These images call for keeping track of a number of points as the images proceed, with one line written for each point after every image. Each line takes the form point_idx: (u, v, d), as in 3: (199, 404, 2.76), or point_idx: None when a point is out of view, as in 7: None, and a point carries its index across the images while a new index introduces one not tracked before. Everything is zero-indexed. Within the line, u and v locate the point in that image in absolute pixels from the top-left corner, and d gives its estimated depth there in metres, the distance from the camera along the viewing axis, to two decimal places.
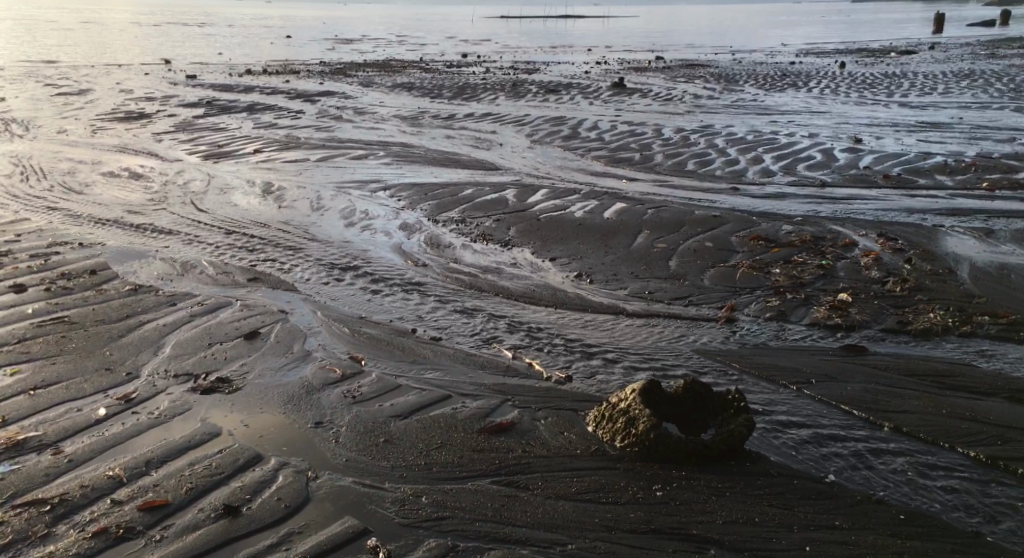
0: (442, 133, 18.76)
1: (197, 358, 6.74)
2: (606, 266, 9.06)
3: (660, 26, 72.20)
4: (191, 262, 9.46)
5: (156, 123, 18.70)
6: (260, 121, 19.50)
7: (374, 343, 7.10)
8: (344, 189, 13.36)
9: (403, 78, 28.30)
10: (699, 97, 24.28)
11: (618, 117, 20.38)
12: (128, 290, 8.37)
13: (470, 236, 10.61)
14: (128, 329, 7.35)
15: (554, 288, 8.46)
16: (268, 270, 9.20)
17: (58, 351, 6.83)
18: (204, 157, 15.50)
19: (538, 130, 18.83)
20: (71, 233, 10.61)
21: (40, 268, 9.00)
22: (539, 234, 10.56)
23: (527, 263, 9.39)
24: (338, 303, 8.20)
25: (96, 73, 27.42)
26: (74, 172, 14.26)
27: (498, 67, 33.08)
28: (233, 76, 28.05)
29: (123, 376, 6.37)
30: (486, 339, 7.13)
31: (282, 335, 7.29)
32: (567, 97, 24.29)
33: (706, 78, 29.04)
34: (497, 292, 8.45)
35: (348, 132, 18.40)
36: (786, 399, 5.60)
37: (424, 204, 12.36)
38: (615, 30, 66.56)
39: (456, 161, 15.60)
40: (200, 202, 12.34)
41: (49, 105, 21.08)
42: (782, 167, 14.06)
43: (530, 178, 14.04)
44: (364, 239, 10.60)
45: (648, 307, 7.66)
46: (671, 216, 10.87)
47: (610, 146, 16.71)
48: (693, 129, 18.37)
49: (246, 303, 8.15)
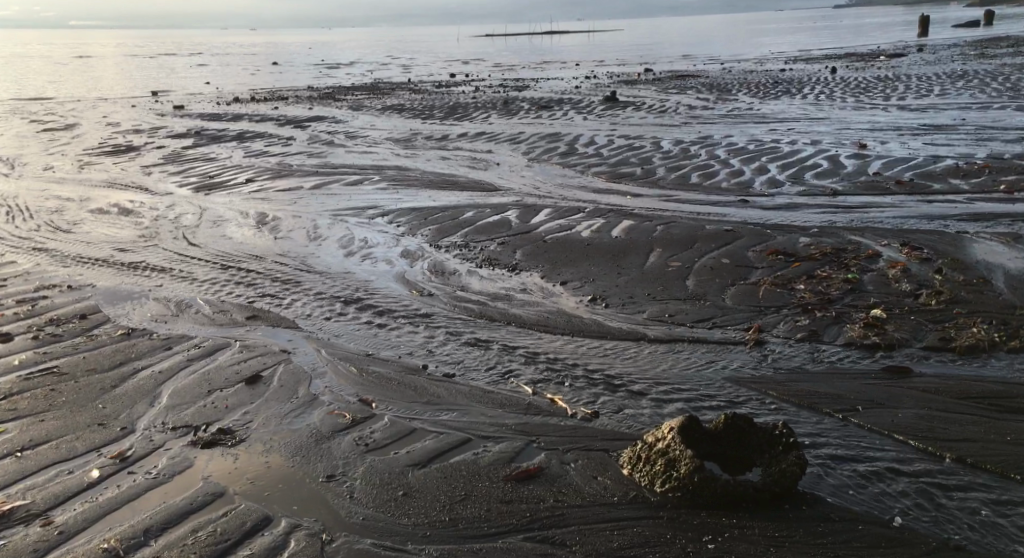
0: (437, 154, 18.43)
1: (196, 407, 6.32)
2: (620, 289, 8.70)
3: (642, 38, 72.89)
4: (186, 301, 9.06)
5: (145, 157, 18.33)
6: (251, 149, 19.16)
7: (383, 383, 6.70)
8: (340, 216, 12.98)
9: (394, 100, 28.01)
10: (694, 107, 24.08)
11: (615, 131, 20.11)
12: (120, 335, 7.96)
13: (475, 261, 10.24)
14: (121, 378, 6.93)
15: (568, 315, 8.08)
16: (268, 306, 8.80)
17: (46, 406, 6.41)
18: (196, 189, 15.14)
19: (535, 148, 18.53)
20: (59, 275, 10.19)
21: (27, 315, 8.59)
22: (547, 256, 10.20)
23: (538, 288, 9.01)
24: (343, 340, 7.81)
25: (82, 108, 27.09)
26: (62, 210, 13.87)
27: (488, 86, 32.92)
28: (221, 105, 27.74)
29: (117, 431, 5.95)
30: (502, 373, 6.74)
31: (285, 378, 6.88)
32: (561, 113, 24.04)
33: (699, 89, 28.83)
34: (509, 321, 8.07)
35: (341, 157, 18.06)
36: (833, 430, 5.23)
37: (424, 230, 11.99)
38: (598, 44, 67.06)
39: (454, 183, 15.25)
40: (192, 236, 11.95)
41: (36, 142, 20.72)
42: (789, 176, 13.76)
43: (532, 198, 13.69)
44: (365, 268, 10.22)
45: (671, 331, 7.29)
46: (682, 232, 10.52)
47: (609, 162, 16.39)
48: (692, 140, 18.08)
49: (246, 343, 7.74)
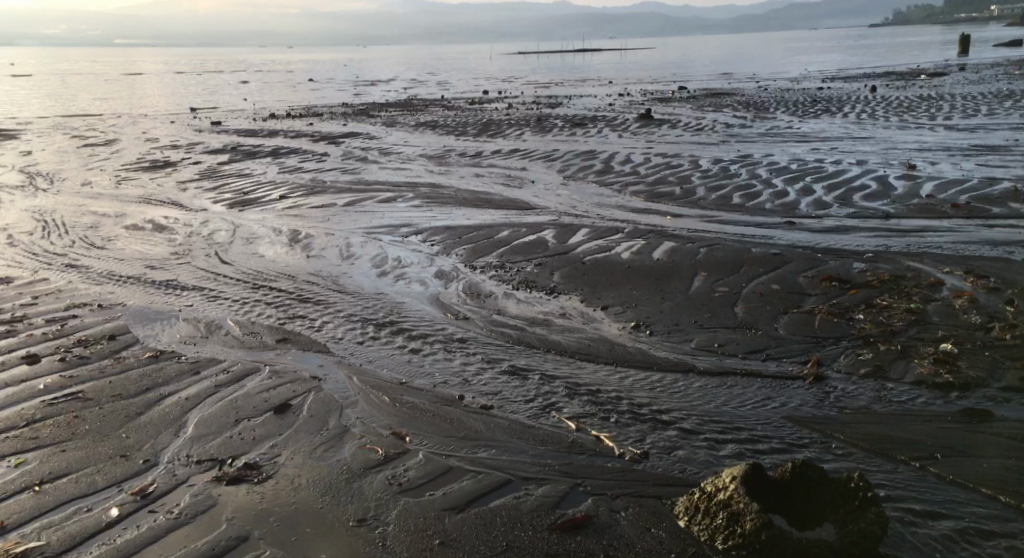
0: (470, 171, 18.16)
1: (223, 438, 6.04)
2: (664, 315, 8.29)
3: (674, 56, 72.64)
4: (217, 322, 8.81)
5: (181, 172, 18.28)
6: (285, 165, 19.05)
7: (417, 415, 6.35)
8: (373, 235, 12.72)
9: (427, 117, 27.87)
10: (732, 125, 23.62)
11: (652, 149, 19.72)
12: (148, 358, 7.71)
13: (511, 283, 9.88)
14: (147, 405, 6.68)
15: (610, 342, 7.68)
16: (298, 329, 8.52)
17: (69, 434, 6.17)
18: (229, 205, 15.00)
19: (570, 166, 18.18)
20: (90, 293, 10.02)
21: (55, 335, 8.40)
22: (586, 278, 9.83)
23: (578, 314, 8.63)
24: (375, 366, 7.48)
25: (121, 123, 27.32)
26: (96, 226, 13.78)
27: (521, 103, 32.72)
28: (256, 121, 27.80)
29: (139, 464, 5.70)
30: (543, 406, 6.37)
31: (316, 408, 6.56)
32: (595, 130, 23.69)
33: (736, 107, 28.35)
34: (549, 348, 7.69)
35: (375, 174, 17.86)
36: (908, 483, 4.90)
37: (459, 249, 11.67)
38: (631, 61, 66.84)
39: (488, 201, 14.94)
40: (224, 254, 11.75)
41: (74, 157, 20.83)
42: (836, 197, 13.28)
43: (568, 217, 13.33)
44: (398, 289, 9.92)
45: (722, 363, 6.87)
46: (727, 255, 10.09)
47: (647, 180, 15.99)
48: (732, 159, 17.63)
49: (275, 369, 7.44)
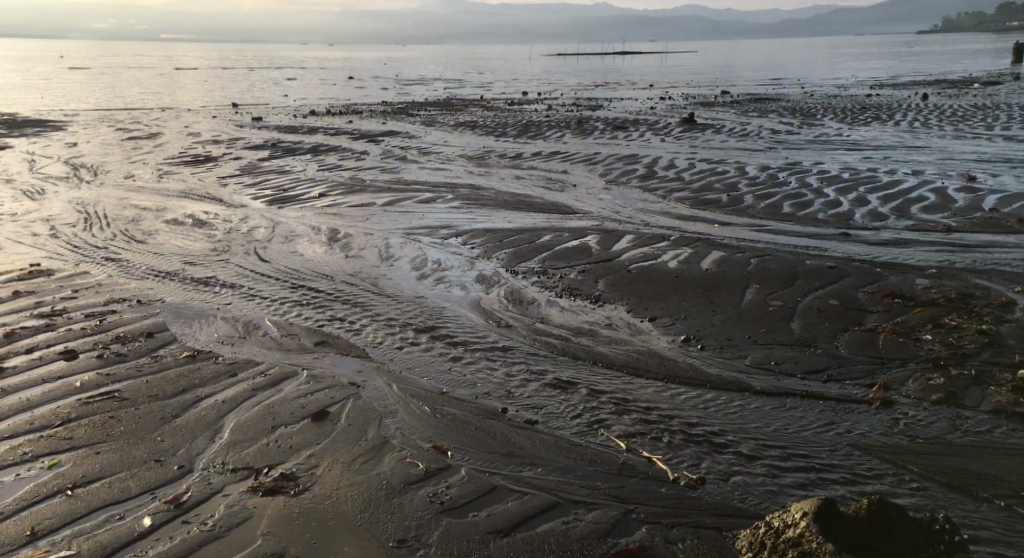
0: (511, 173, 17.91)
1: (260, 445, 5.84)
2: (715, 329, 7.94)
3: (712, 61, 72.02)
4: (255, 322, 8.64)
5: (221, 167, 18.27)
6: (325, 162, 18.96)
7: (459, 429, 6.10)
8: (413, 236, 12.51)
9: (467, 117, 27.70)
10: (777, 132, 23.12)
11: (696, 154, 19.32)
12: (185, 358, 7.56)
13: (554, 291, 9.58)
14: (183, 407, 6.51)
15: (659, 356, 7.36)
16: (336, 332, 8.32)
17: (104, 436, 6.01)
18: (269, 202, 14.91)
19: (612, 170, 17.85)
20: (129, 288, 9.92)
21: (93, 330, 8.28)
22: (631, 287, 9.50)
23: (625, 325, 8.30)
24: (415, 374, 7.24)
25: (164, 117, 27.56)
26: (137, 219, 13.76)
27: (560, 104, 32.40)
28: (297, 118, 27.84)
29: (174, 470, 5.52)
30: (591, 423, 6.08)
31: (354, 416, 6.34)
32: (637, 133, 23.33)
33: (781, 113, 27.76)
34: (595, 361, 7.38)
35: (414, 173, 17.70)
36: (994, 521, 4.66)
37: (500, 253, 11.41)
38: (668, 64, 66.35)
39: (529, 204, 14.67)
40: (262, 252, 11.61)
41: (118, 149, 20.97)
42: (893, 209, 12.83)
43: (612, 223, 13.00)
44: (438, 293, 9.70)
45: (780, 383, 6.51)
46: (780, 266, 9.70)
47: (692, 187, 15.59)
48: (780, 166, 17.18)
49: (313, 373, 7.22)
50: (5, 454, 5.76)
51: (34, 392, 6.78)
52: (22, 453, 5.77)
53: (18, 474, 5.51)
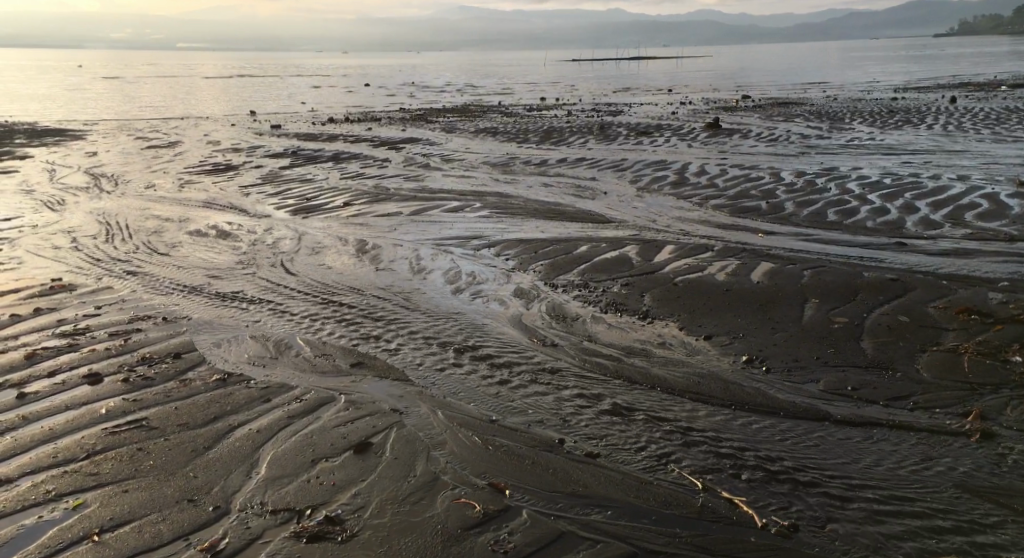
0: (538, 181, 17.40)
1: (301, 481, 5.55)
2: (778, 348, 7.43)
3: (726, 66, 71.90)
4: (286, 341, 8.19)
5: (244, 176, 17.88)
6: (347, 170, 18.53)
7: (511, 463, 5.70)
8: (443, 247, 12.03)
9: (487, 123, 27.23)
10: (807, 136, 22.50)
11: (726, 160, 18.75)
12: (215, 383, 7.11)
13: (598, 305, 9.06)
14: (215, 439, 6.12)
15: (723, 379, 6.83)
16: (372, 351, 7.84)
17: (132, 472, 5.73)
18: (292, 212, 14.49)
19: (642, 176, 17.30)
20: (153, 304, 9.51)
21: (119, 350, 7.89)
22: (680, 300, 8.96)
23: (679, 343, 7.81)
24: (460, 399, 6.76)
25: (184, 126, 27.28)
26: (160, 231, 13.39)
27: (580, 111, 31.86)
28: (316, 125, 27.48)
29: (208, 512, 5.30)
30: (659, 455, 5.65)
31: (400, 448, 5.94)
32: (662, 139, 22.77)
33: (808, 117, 27.08)
34: (654, 385, 6.87)
35: (439, 181, 17.23)
36: None
37: (536, 265, 10.92)
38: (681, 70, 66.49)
39: (560, 213, 14.16)
40: (289, 264, 11.18)
41: (139, 159, 20.66)
42: (946, 215, 12.27)
43: (650, 232, 12.44)
44: (475, 307, 9.20)
45: (861, 411, 6.00)
46: (839, 277, 9.13)
47: (729, 194, 14.98)
48: (816, 171, 16.57)
49: (352, 399, 6.77)
50: (27, 492, 5.50)
51: (57, 420, 6.37)
52: (45, 491, 5.50)
53: (40, 516, 5.29)
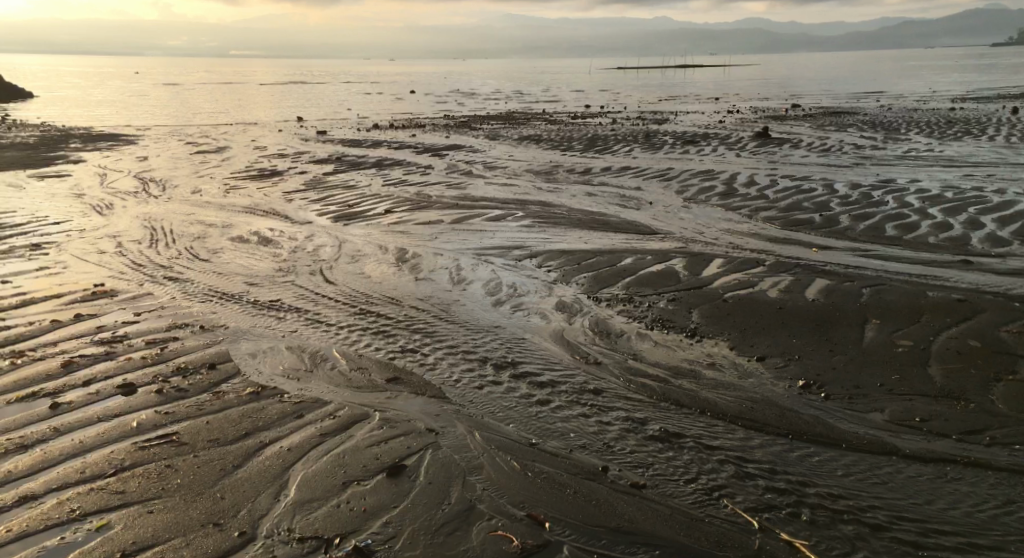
0: (581, 190, 17.04)
1: (331, 507, 5.40)
2: (838, 373, 6.96)
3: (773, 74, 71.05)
4: (322, 353, 7.96)
5: (288, 182, 17.83)
6: (390, 177, 18.39)
7: (553, 492, 5.48)
8: (484, 257, 11.76)
9: (531, 131, 26.94)
10: (861, 147, 21.78)
11: (776, 170, 18.19)
12: (248, 396, 6.89)
13: (644, 321, 8.67)
14: (245, 457, 5.92)
15: (779, 406, 6.41)
16: (409, 366, 7.56)
17: (158, 492, 5.56)
18: (334, 219, 14.35)
19: (689, 187, 16.81)
20: (192, 312, 9.38)
21: (155, 359, 7.72)
22: (730, 318, 8.48)
23: (729, 365, 7.37)
24: (498, 420, 6.45)
25: (233, 131, 27.51)
26: (204, 236, 13.34)
27: (625, 118, 31.39)
28: (361, 131, 27.47)
29: (234, 538, 5.18)
30: (709, 488, 5.43)
31: (435, 473, 5.70)
32: (710, 148, 22.24)
33: (861, 127, 26.27)
34: (704, 409, 6.49)
35: (481, 189, 16.98)
36: None
37: (580, 277, 10.57)
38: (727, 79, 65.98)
39: (604, 223, 13.79)
40: (329, 272, 11.01)
41: (187, 163, 20.82)
42: (1014, 231, 11.63)
43: (697, 245, 12.02)
44: (516, 321, 8.88)
45: (933, 446, 5.73)
46: (900, 296, 8.62)
47: (779, 205, 14.47)
48: (872, 183, 15.93)
49: (386, 417, 6.49)
50: (51, 511, 5.35)
51: (88, 432, 6.21)
52: (69, 510, 5.35)
53: (63, 537, 5.16)
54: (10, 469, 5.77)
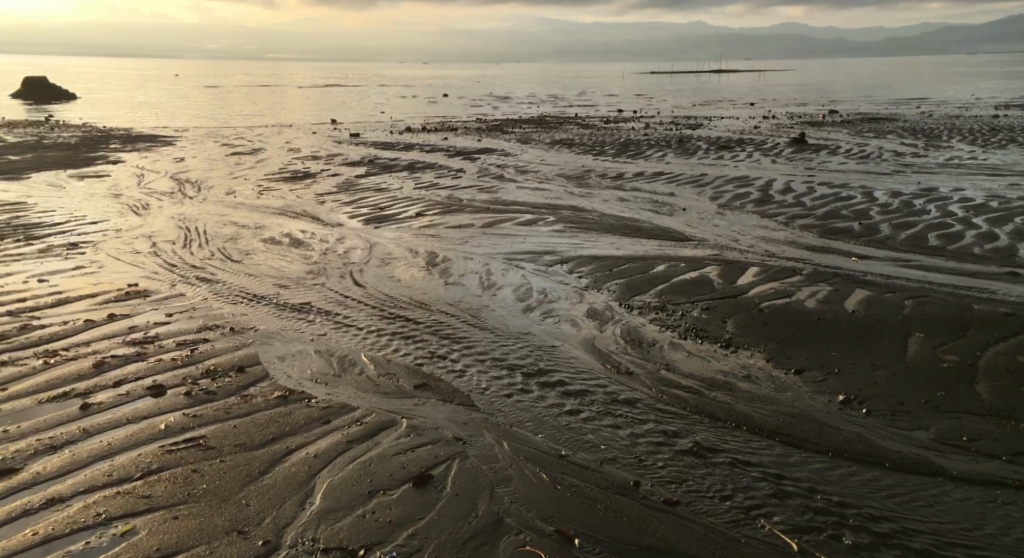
0: (613, 195, 16.84)
1: (356, 517, 5.32)
2: (880, 388, 6.74)
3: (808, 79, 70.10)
4: (350, 357, 7.89)
5: (320, 184, 17.85)
6: (422, 180, 18.34)
7: (584, 507, 5.40)
8: (514, 262, 11.63)
9: (563, 135, 26.77)
10: (902, 154, 21.30)
11: (813, 177, 17.84)
12: (275, 400, 6.83)
13: (677, 329, 8.48)
14: (270, 462, 5.85)
15: (818, 422, 6.25)
16: (437, 372, 7.46)
17: (184, 496, 5.52)
18: (365, 221, 14.32)
19: (724, 193, 16.54)
20: (222, 313, 9.38)
21: (184, 361, 7.70)
22: (766, 329, 8.25)
23: (766, 378, 7.16)
24: (527, 430, 6.31)
25: (267, 133, 27.69)
26: (236, 237, 13.37)
27: (658, 122, 31.07)
28: (393, 134, 27.49)
29: (257, 547, 5.11)
30: (746, 507, 5.38)
31: (463, 484, 5.61)
32: (745, 154, 21.91)
33: (901, 133, 25.71)
34: (739, 424, 6.31)
35: (513, 193, 16.86)
36: None
37: (611, 283, 10.41)
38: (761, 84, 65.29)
39: (637, 229, 13.60)
40: (359, 275, 10.96)
41: (222, 165, 20.95)
42: None
43: (733, 253, 11.79)
44: (546, 327, 8.75)
45: (981, 468, 5.67)
46: (944, 308, 8.34)
47: (817, 213, 14.17)
48: (913, 192, 15.55)
49: (413, 424, 6.39)
50: (77, 514, 5.33)
51: (116, 434, 6.19)
52: (95, 514, 5.32)
53: (88, 542, 5.13)
54: (40, 470, 5.75)
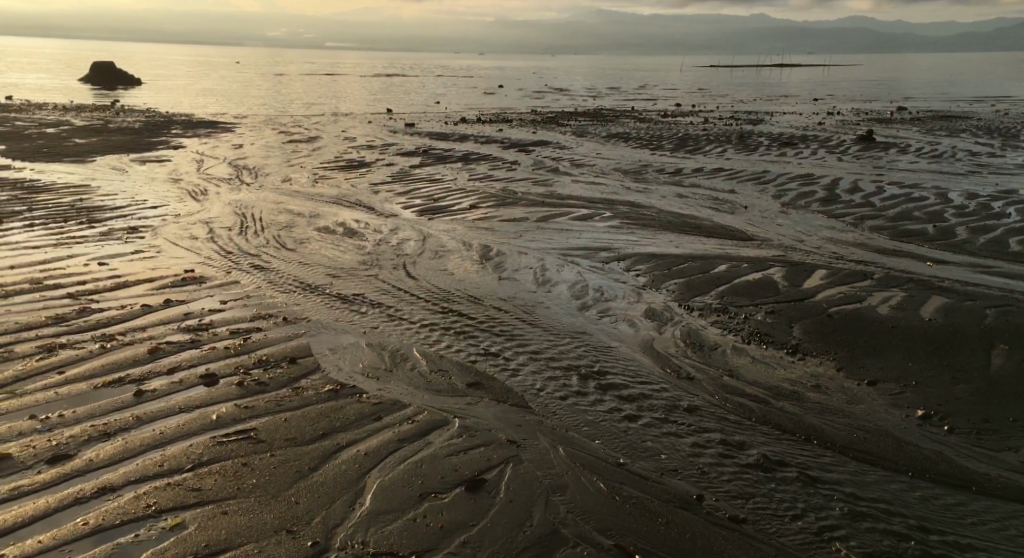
0: (672, 191, 16.42)
1: (407, 520, 5.16)
2: (962, 403, 6.37)
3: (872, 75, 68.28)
4: (402, 352, 7.73)
5: (374, 174, 17.81)
6: (476, 171, 18.16)
7: (645, 520, 5.16)
8: (570, 258, 11.37)
9: (620, 128, 26.35)
10: (976, 153, 20.40)
11: (882, 176, 17.16)
12: (326, 393, 6.71)
13: (740, 333, 8.13)
14: (320, 460, 5.72)
15: (896, 438, 5.92)
16: (490, 370, 7.25)
17: (234, 492, 5.41)
18: (419, 212, 14.19)
19: (787, 191, 16.00)
20: (275, 302, 9.32)
21: (237, 350, 7.63)
22: (835, 335, 7.87)
23: (836, 387, 6.80)
24: (584, 435, 6.06)
25: (324, 121, 27.83)
26: (291, 225, 13.36)
27: (718, 117, 30.41)
28: (448, 125, 27.40)
29: (307, 548, 4.97)
30: (818, 528, 5.07)
31: (518, 490, 5.40)
32: (809, 151, 21.22)
33: (975, 132, 24.66)
34: (809, 437, 5.98)
35: (568, 187, 16.57)
36: None
37: (670, 282, 10.08)
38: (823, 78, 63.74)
39: (697, 227, 13.20)
40: (412, 267, 10.81)
41: (279, 152, 21.07)
42: None
43: (798, 253, 11.34)
44: (602, 326, 8.49)
45: None
46: None
47: (887, 214, 13.58)
48: (990, 194, 14.81)
49: (466, 424, 6.20)
50: (128, 504, 5.26)
51: (168, 423, 6.12)
52: (145, 506, 5.25)
53: (137, 534, 5.05)
54: (92, 458, 5.70)
